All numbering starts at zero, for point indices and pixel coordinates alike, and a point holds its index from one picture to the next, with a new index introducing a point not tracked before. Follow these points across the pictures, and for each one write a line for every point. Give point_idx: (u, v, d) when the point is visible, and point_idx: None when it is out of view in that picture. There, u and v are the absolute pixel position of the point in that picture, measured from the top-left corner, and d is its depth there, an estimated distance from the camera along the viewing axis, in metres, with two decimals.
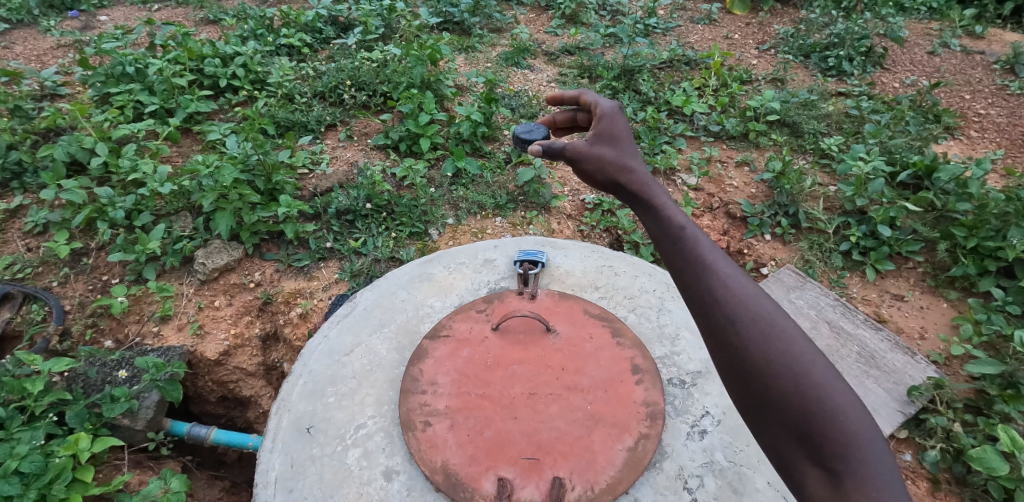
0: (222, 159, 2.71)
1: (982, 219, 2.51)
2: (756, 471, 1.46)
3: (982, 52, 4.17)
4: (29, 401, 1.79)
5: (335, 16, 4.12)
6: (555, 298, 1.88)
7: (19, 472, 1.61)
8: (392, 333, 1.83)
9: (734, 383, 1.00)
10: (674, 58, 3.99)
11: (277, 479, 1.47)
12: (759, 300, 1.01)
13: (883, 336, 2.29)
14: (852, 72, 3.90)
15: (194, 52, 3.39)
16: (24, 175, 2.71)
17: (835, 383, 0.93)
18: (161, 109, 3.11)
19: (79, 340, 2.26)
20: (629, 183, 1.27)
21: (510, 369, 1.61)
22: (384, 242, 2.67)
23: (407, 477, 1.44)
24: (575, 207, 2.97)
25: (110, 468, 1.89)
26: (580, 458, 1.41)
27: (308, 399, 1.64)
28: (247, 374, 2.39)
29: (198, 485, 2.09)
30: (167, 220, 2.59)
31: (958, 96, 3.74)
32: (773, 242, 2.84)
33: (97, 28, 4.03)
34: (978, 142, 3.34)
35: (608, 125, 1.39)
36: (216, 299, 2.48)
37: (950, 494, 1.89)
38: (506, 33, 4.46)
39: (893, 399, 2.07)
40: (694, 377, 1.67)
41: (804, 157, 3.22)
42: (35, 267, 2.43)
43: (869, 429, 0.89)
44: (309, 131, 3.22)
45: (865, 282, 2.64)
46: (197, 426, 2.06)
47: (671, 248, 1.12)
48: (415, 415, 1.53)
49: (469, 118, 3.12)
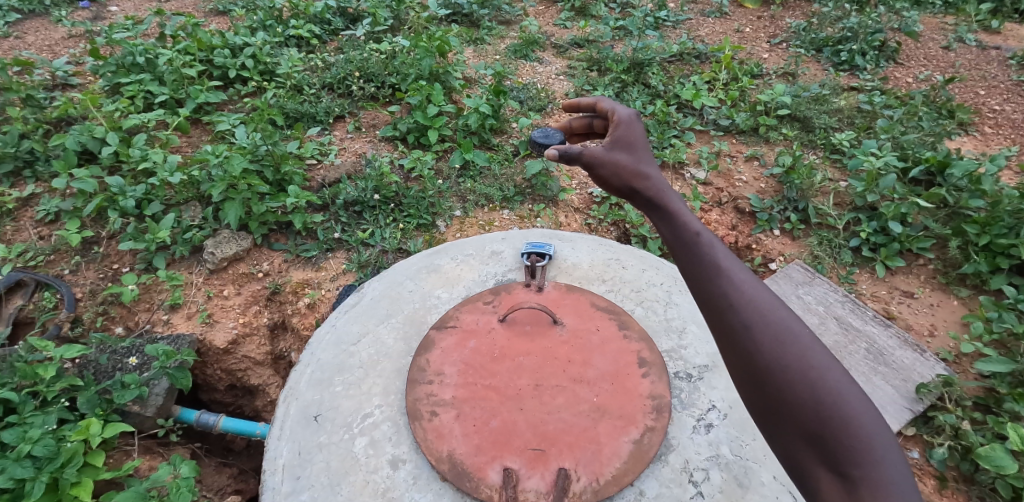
0: (232, 150, 2.75)
1: (995, 216, 2.49)
2: (762, 466, 1.45)
3: (998, 47, 4.11)
4: (41, 386, 1.82)
5: (344, 7, 4.11)
6: (563, 290, 1.87)
7: (32, 456, 1.62)
8: (399, 323, 1.84)
9: (747, 387, 0.99)
10: (684, 51, 3.94)
11: (285, 466, 1.48)
12: (773, 306, 1.02)
13: (892, 333, 2.27)
14: (865, 66, 3.85)
15: (204, 43, 3.39)
16: (37, 164, 2.75)
17: (850, 391, 0.93)
18: (171, 100, 3.13)
19: (90, 326, 2.29)
20: (645, 189, 1.27)
21: (516, 360, 1.62)
22: (392, 233, 2.68)
23: (413, 465, 1.45)
24: (582, 201, 2.97)
25: (121, 453, 1.91)
26: (585, 449, 1.41)
27: (316, 388, 1.65)
28: (255, 363, 2.38)
29: (206, 471, 2.10)
30: (177, 209, 2.62)
31: (973, 91, 3.69)
32: (782, 238, 2.82)
33: (107, 18, 4.05)
34: (992, 138, 3.29)
35: (624, 132, 1.37)
36: (226, 288, 2.49)
37: (958, 492, 1.87)
38: (515, 25, 4.41)
39: (901, 396, 2.06)
40: (700, 371, 1.67)
41: (814, 153, 3.20)
42: (48, 255, 2.46)
43: (883, 435, 0.89)
44: (318, 122, 3.23)
45: (875, 279, 2.62)
46: (206, 414, 2.08)
47: (686, 254, 1.13)
48: (420, 405, 1.54)
49: (478, 111, 3.13)
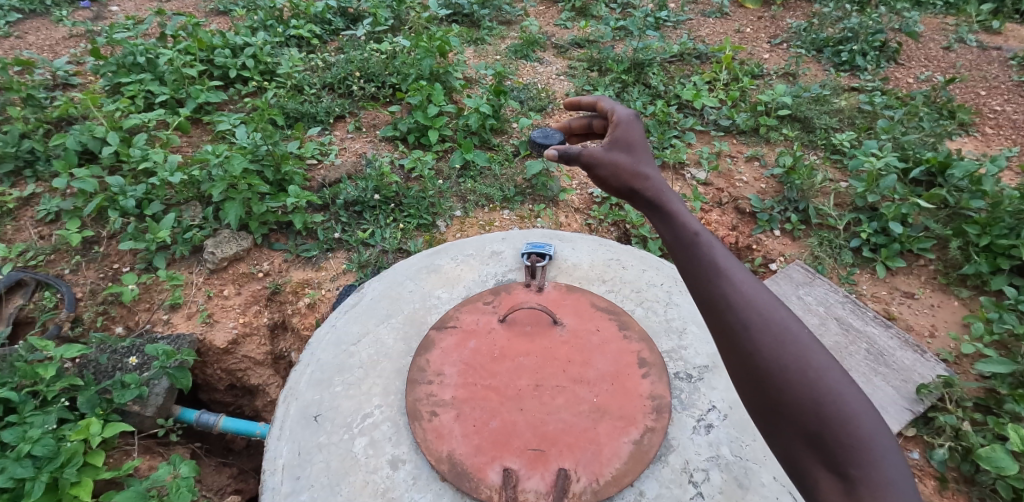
0: (232, 149, 2.74)
1: (995, 217, 2.49)
2: (762, 466, 1.45)
3: (999, 48, 4.10)
4: (42, 386, 1.82)
5: (344, 8, 4.10)
6: (563, 290, 1.87)
7: (32, 455, 1.62)
8: (398, 323, 1.84)
9: (746, 387, 0.99)
10: (685, 51, 3.94)
11: (284, 466, 1.48)
12: (772, 306, 1.02)
13: (893, 334, 2.27)
14: (866, 66, 3.85)
15: (204, 43, 3.39)
16: (37, 164, 2.75)
17: (850, 391, 0.93)
18: (171, 99, 3.13)
19: (90, 326, 2.29)
20: (644, 189, 1.27)
21: (516, 361, 1.61)
22: (392, 234, 2.68)
23: (413, 466, 1.45)
24: (583, 201, 2.97)
25: (121, 453, 1.91)
26: (585, 450, 1.41)
27: (316, 388, 1.65)
28: (255, 363, 2.38)
29: (206, 470, 2.10)
30: (177, 209, 2.62)
31: (973, 92, 3.68)
32: (782, 238, 2.82)
33: (108, 18, 4.05)
34: (993, 139, 3.29)
35: (624, 132, 1.37)
36: (226, 288, 2.49)
37: (958, 493, 1.87)
38: (515, 25, 4.40)
39: (902, 397, 2.06)
40: (701, 371, 1.67)
41: (815, 153, 3.19)
42: (48, 255, 2.46)
43: (882, 435, 0.89)
44: (318, 122, 3.23)
45: (876, 279, 2.61)
46: (206, 414, 2.08)
47: (684, 254, 1.13)
48: (420, 405, 1.54)
49: (478, 111, 3.13)
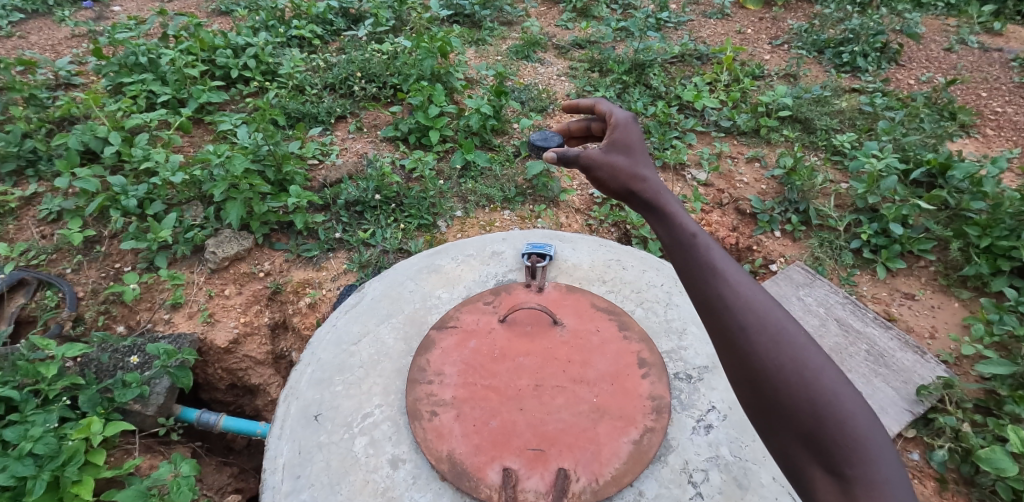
0: (234, 149, 2.75)
1: (996, 219, 2.48)
2: (762, 467, 1.45)
3: (1001, 49, 4.10)
4: (43, 385, 1.83)
5: (346, 8, 4.11)
6: (563, 291, 1.87)
7: (33, 454, 1.63)
8: (399, 323, 1.84)
9: (743, 388, 0.99)
10: (685, 52, 3.95)
11: (285, 465, 1.48)
12: (769, 307, 1.02)
13: (893, 335, 2.27)
14: (867, 68, 3.85)
15: (206, 43, 3.40)
16: (39, 163, 2.76)
17: (845, 391, 0.93)
18: (173, 99, 3.14)
19: (92, 325, 2.30)
20: (641, 191, 1.27)
21: (516, 361, 1.62)
22: (392, 234, 2.69)
23: (413, 465, 1.45)
24: (583, 201, 2.97)
25: (121, 452, 1.91)
26: (585, 450, 1.42)
27: (317, 388, 1.66)
28: (256, 362, 2.39)
29: (207, 469, 2.11)
30: (178, 208, 2.63)
31: (974, 93, 3.68)
32: (783, 239, 2.82)
33: (110, 18, 4.06)
34: (994, 140, 3.29)
35: (621, 135, 1.38)
36: (227, 287, 2.50)
37: (957, 494, 1.87)
38: (517, 25, 4.41)
39: (902, 398, 2.06)
40: (700, 372, 1.67)
41: (815, 155, 3.19)
42: (50, 254, 2.47)
43: (878, 435, 0.89)
44: (319, 122, 3.24)
45: (876, 281, 2.61)
46: (206, 413, 2.08)
47: (682, 255, 1.13)
48: (420, 405, 1.54)
49: (479, 111, 3.13)
